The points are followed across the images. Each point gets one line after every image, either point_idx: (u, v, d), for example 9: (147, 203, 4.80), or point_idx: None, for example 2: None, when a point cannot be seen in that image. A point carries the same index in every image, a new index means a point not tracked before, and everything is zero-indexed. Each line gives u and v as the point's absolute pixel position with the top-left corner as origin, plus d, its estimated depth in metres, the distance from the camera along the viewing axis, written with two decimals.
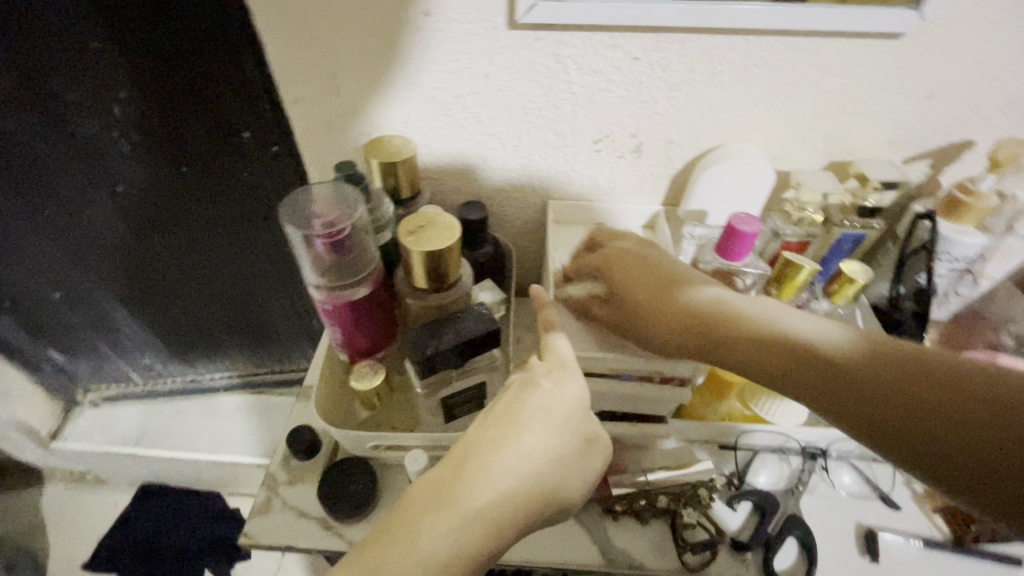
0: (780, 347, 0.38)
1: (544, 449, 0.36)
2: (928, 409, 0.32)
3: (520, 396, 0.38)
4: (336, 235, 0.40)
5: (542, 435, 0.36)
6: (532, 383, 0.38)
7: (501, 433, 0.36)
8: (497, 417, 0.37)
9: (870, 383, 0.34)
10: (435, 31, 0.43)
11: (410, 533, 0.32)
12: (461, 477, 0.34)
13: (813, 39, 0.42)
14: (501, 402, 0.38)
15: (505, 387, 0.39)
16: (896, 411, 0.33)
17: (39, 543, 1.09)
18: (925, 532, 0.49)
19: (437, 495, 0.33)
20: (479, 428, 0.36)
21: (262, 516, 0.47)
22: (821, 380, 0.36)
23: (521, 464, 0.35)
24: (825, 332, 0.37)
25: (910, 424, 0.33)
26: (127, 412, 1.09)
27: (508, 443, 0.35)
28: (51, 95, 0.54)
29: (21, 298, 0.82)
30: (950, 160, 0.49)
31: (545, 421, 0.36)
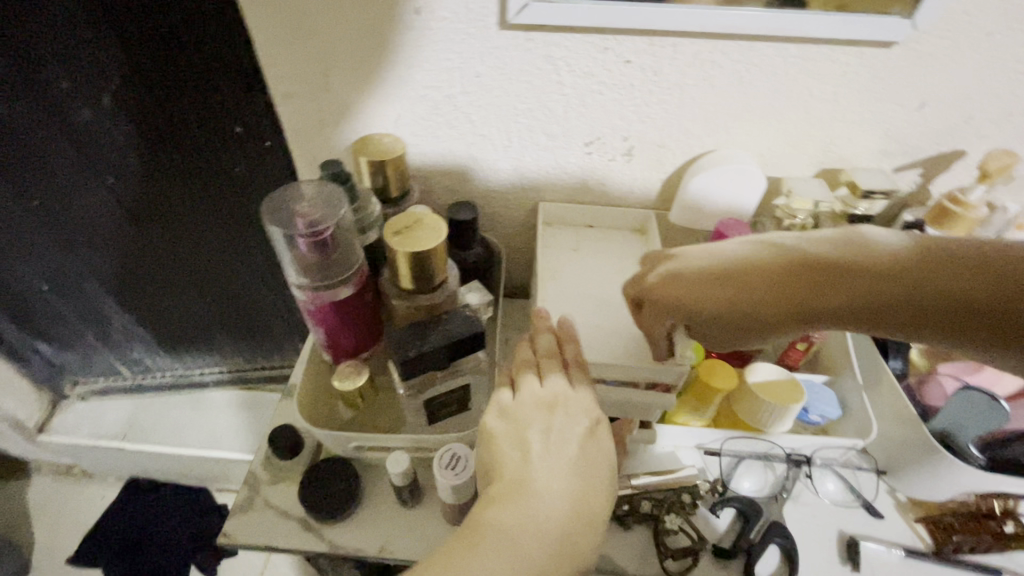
0: (815, 271, 0.35)
1: (596, 501, 0.36)
2: (984, 296, 0.31)
3: (573, 433, 0.38)
4: (319, 235, 0.39)
5: (594, 487, 0.37)
6: (583, 419, 0.39)
7: (562, 474, 0.36)
8: (550, 453, 0.37)
9: (916, 286, 0.33)
10: (426, 29, 0.42)
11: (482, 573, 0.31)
12: (519, 506, 0.34)
13: (806, 46, 0.42)
14: (558, 431, 0.38)
15: (552, 408, 0.39)
16: (946, 298, 0.32)
17: (23, 536, 1.08)
18: (908, 541, 0.49)
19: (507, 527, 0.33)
20: (535, 460, 0.36)
21: (243, 515, 0.46)
22: (878, 288, 0.34)
23: (579, 511, 0.35)
24: (870, 238, 0.35)
25: (945, 303, 0.32)
26: (116, 405, 1.08)
27: (567, 487, 0.36)
28: (40, 85, 0.54)
29: (9, 290, 0.81)
30: (941, 170, 0.50)
31: (594, 471, 0.37)
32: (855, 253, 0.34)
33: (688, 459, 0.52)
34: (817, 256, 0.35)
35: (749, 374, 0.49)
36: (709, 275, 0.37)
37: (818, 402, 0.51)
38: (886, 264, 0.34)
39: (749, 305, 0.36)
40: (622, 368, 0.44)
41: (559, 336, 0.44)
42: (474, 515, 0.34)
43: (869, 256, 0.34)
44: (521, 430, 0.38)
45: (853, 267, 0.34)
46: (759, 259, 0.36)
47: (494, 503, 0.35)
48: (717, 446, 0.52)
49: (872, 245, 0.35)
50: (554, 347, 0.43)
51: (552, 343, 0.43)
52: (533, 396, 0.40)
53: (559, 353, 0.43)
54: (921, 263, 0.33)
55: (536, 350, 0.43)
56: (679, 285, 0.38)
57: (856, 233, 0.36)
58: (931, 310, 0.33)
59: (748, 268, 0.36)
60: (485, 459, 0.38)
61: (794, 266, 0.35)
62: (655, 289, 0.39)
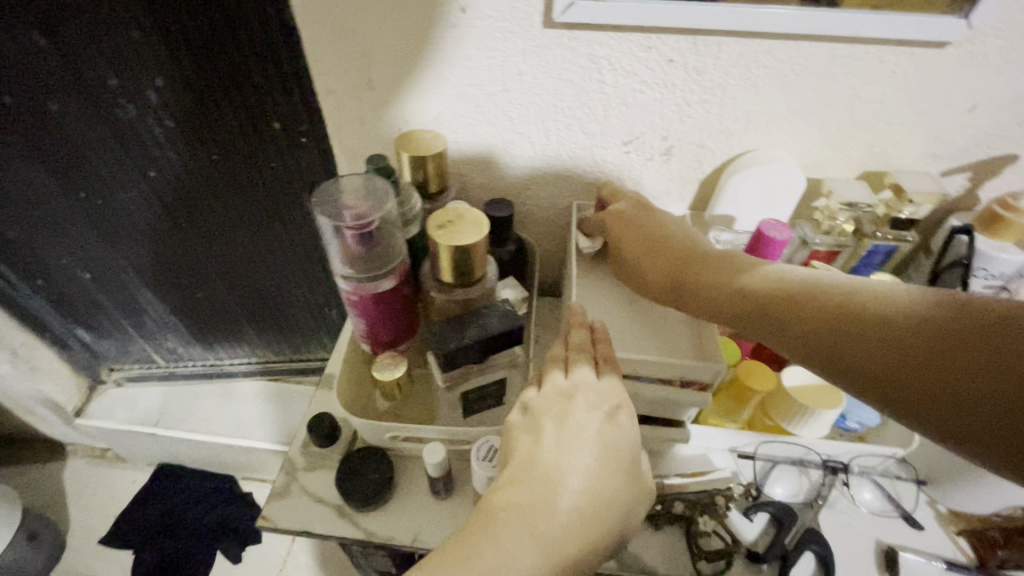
0: (760, 294, 0.38)
1: (613, 488, 0.35)
2: (880, 340, 0.32)
3: (590, 420, 0.37)
4: (365, 228, 0.40)
5: (611, 473, 0.36)
6: (601, 408, 0.38)
7: (572, 459, 0.35)
8: (568, 438, 0.36)
9: (851, 320, 0.33)
10: (470, 27, 0.43)
11: (488, 545, 0.32)
12: (537, 496, 0.34)
13: (854, 46, 0.41)
14: (573, 419, 0.37)
15: (570, 396, 0.39)
16: (944, 361, 0.30)
17: (58, 517, 1.12)
18: (949, 554, 0.48)
19: (526, 510, 0.33)
20: (554, 446, 0.36)
21: (280, 500, 0.48)
22: (893, 345, 0.32)
23: (592, 495, 0.35)
24: (881, 285, 0.34)
25: (862, 349, 0.33)
26: (149, 393, 1.12)
27: (579, 471, 0.35)
28: (93, 80, 0.56)
29: (54, 277, 0.84)
30: (991, 174, 0.48)
31: (611, 457, 0.36)
32: (859, 305, 0.33)
33: (721, 461, 0.51)
34: (800, 302, 0.36)
35: (786, 377, 0.49)
36: (670, 254, 0.44)
37: (858, 410, 0.50)
38: (901, 320, 0.32)
39: (679, 268, 0.43)
40: (658, 364, 0.43)
41: (594, 334, 0.43)
42: (486, 496, 0.35)
43: (871, 304, 0.33)
44: (536, 418, 0.38)
45: (859, 316, 0.33)
46: (745, 277, 0.39)
47: (507, 485, 0.35)
48: (751, 450, 0.51)
49: (879, 296, 0.33)
50: (588, 342, 0.43)
51: (585, 338, 0.43)
52: (555, 387, 0.40)
53: (591, 348, 0.42)
54: (876, 306, 0.33)
55: (571, 344, 0.43)
56: (634, 229, 0.47)
57: (868, 282, 0.35)
58: (838, 343, 0.33)
59: (711, 269, 0.41)
60: (504, 446, 0.39)
61: (771, 292, 0.37)
62: (614, 222, 0.48)
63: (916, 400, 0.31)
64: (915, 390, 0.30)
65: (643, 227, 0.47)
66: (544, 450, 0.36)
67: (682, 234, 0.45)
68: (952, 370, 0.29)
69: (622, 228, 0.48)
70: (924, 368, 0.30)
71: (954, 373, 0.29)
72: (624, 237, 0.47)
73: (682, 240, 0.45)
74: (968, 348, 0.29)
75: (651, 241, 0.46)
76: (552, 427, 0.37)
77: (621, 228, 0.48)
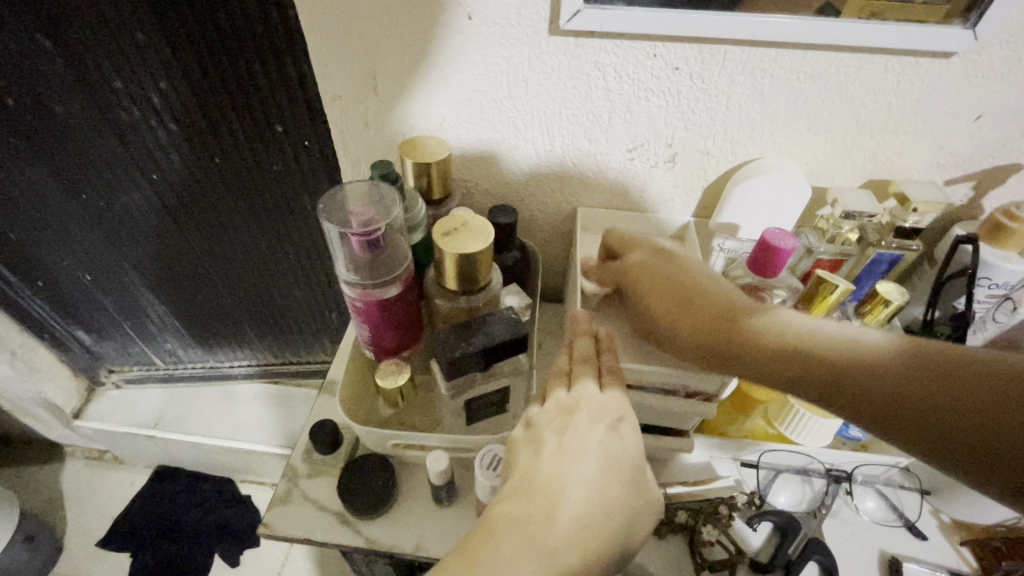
0: (771, 349, 0.37)
1: (615, 499, 0.35)
2: (902, 396, 0.33)
3: (591, 432, 0.37)
4: (371, 234, 0.40)
5: (612, 485, 0.35)
6: (602, 420, 0.38)
7: (573, 470, 0.35)
8: (569, 450, 0.36)
9: (868, 376, 0.34)
10: (476, 33, 0.43)
11: (488, 555, 0.31)
12: (537, 507, 0.34)
13: (860, 55, 0.41)
14: (574, 431, 0.37)
15: (572, 411, 0.39)
16: (930, 410, 0.32)
17: (56, 519, 1.11)
18: (953, 564, 0.47)
19: (527, 521, 0.33)
20: (554, 458, 0.36)
21: (282, 507, 0.47)
22: (882, 395, 0.33)
23: (593, 506, 0.34)
24: (865, 335, 0.35)
25: (885, 405, 0.33)
26: (148, 395, 1.11)
27: (579, 482, 0.35)
28: (97, 83, 0.56)
29: (54, 279, 0.84)
30: (996, 184, 0.48)
31: (612, 468, 0.36)
32: (850, 357, 0.35)
33: (723, 470, 0.51)
34: (813, 357, 0.36)
35: None
36: (678, 301, 0.41)
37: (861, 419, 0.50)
38: (905, 378, 0.33)
39: (694, 320, 0.40)
40: (661, 372, 0.43)
41: (598, 342, 0.43)
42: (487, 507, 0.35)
43: (861, 357, 0.34)
44: (537, 433, 0.38)
45: (851, 369, 0.34)
46: (754, 331, 0.38)
47: (507, 497, 0.35)
48: (754, 459, 0.52)
49: (866, 347, 0.35)
50: (592, 352, 0.42)
51: (589, 348, 0.43)
52: (557, 403, 0.40)
53: (595, 360, 0.42)
54: (888, 360, 0.34)
55: (574, 354, 0.43)
56: (629, 269, 0.45)
57: (852, 330, 0.36)
58: (860, 402, 0.34)
59: (718, 320, 0.39)
60: (507, 460, 0.39)
61: (781, 347, 0.37)
62: (631, 267, 0.45)
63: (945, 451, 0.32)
64: (943, 443, 0.32)
65: (647, 269, 0.44)
66: (544, 462, 0.36)
67: (688, 275, 0.43)
68: (978, 422, 0.31)
69: (638, 273, 0.45)
70: (950, 422, 0.31)
71: (980, 423, 0.31)
72: (641, 282, 0.44)
73: (687, 284, 0.42)
74: (983, 400, 0.31)
75: (665, 288, 0.43)
76: (552, 439, 0.37)
77: (636, 272, 0.45)
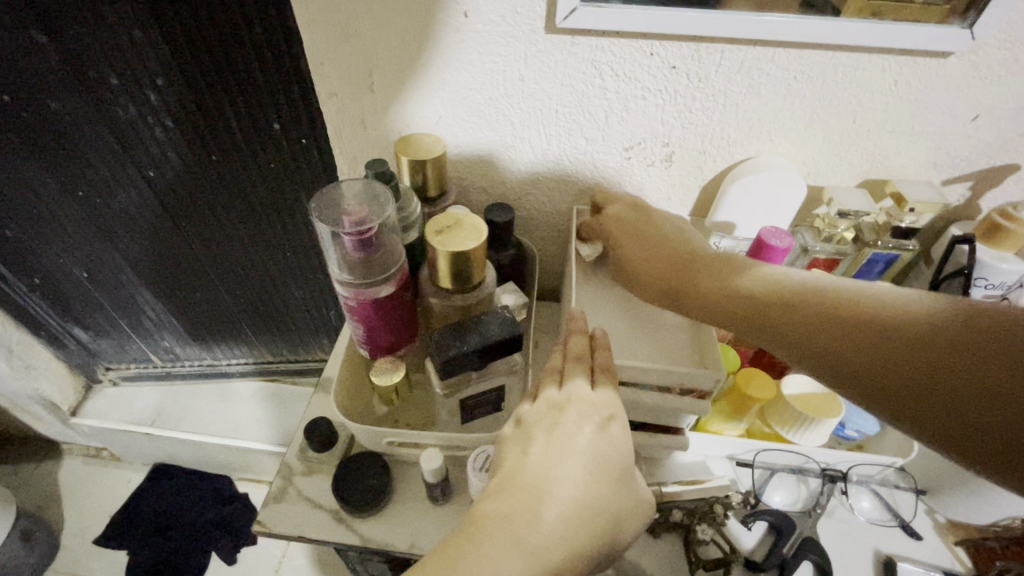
0: (756, 299, 0.37)
1: (603, 497, 0.35)
2: (886, 342, 0.31)
3: (579, 430, 0.37)
4: (365, 233, 0.40)
5: (600, 482, 0.35)
6: (591, 418, 0.38)
7: (561, 467, 0.35)
8: (556, 449, 0.36)
9: (855, 323, 0.33)
10: (472, 31, 0.43)
11: (472, 552, 0.31)
12: (523, 506, 0.34)
13: (857, 55, 0.41)
14: (563, 429, 0.37)
15: (562, 408, 0.39)
16: (942, 362, 0.29)
17: (53, 516, 1.11)
18: (947, 564, 0.47)
19: (512, 519, 0.33)
20: (542, 456, 0.36)
21: (276, 505, 0.47)
22: (894, 347, 0.31)
23: (580, 503, 0.34)
24: (889, 290, 0.34)
25: (868, 352, 0.32)
26: (145, 392, 1.11)
27: (567, 480, 0.35)
28: (92, 79, 0.56)
29: (51, 276, 0.84)
30: (993, 184, 0.48)
31: (601, 465, 0.36)
32: (869, 307, 0.33)
33: (719, 470, 0.51)
34: (799, 304, 0.35)
35: (786, 386, 0.49)
36: (665, 261, 0.44)
37: (857, 419, 0.50)
38: (894, 325, 0.32)
39: (676, 274, 0.42)
40: (656, 371, 0.43)
41: (594, 341, 0.43)
42: (474, 503, 0.34)
43: (880, 308, 0.33)
44: (527, 430, 0.38)
45: (867, 318, 0.33)
46: (742, 283, 0.39)
47: (495, 495, 0.35)
48: (749, 458, 0.52)
49: (888, 300, 0.33)
50: (587, 350, 0.42)
51: (584, 347, 0.43)
52: (548, 401, 0.40)
53: (589, 359, 0.42)
54: (883, 308, 0.33)
55: (569, 353, 0.43)
56: (642, 232, 0.46)
57: (876, 287, 0.34)
58: (840, 346, 0.33)
59: (709, 273, 0.41)
60: (497, 457, 0.39)
61: (767, 296, 0.37)
62: (610, 226, 0.48)
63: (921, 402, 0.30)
64: (922, 390, 0.30)
65: (638, 228, 0.46)
66: (532, 461, 0.36)
67: (682, 238, 0.45)
68: (962, 367, 0.29)
69: (619, 235, 0.47)
70: (931, 367, 0.30)
71: (964, 369, 0.29)
72: (620, 242, 0.47)
73: (679, 245, 0.44)
74: (979, 349, 0.29)
75: (645, 249, 0.45)
76: (541, 437, 0.37)
77: (617, 235, 0.47)
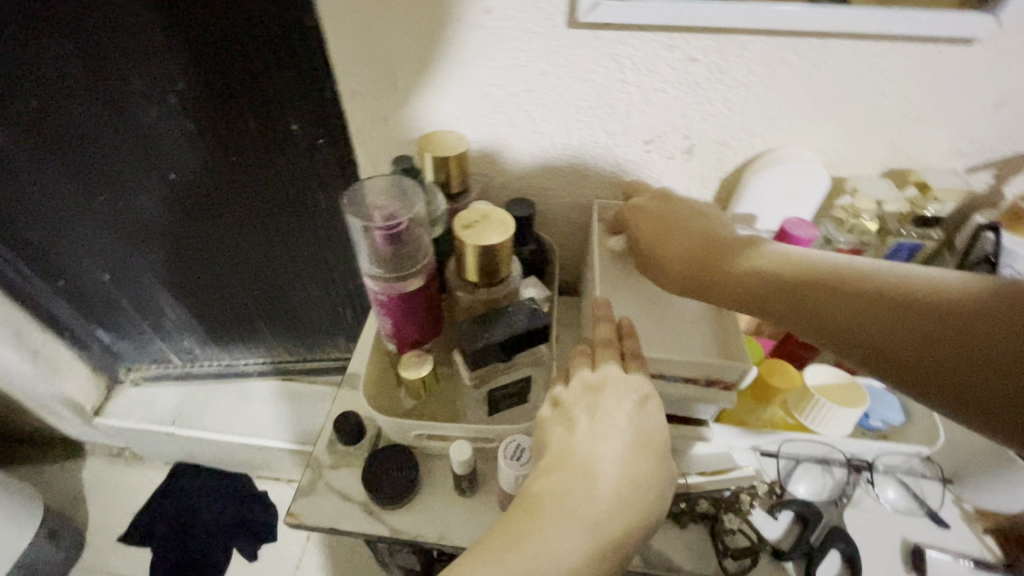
0: (772, 285, 0.38)
1: (646, 474, 0.36)
2: (898, 320, 0.33)
3: (619, 409, 0.38)
4: (395, 227, 0.41)
5: (644, 460, 0.37)
6: (629, 396, 0.39)
7: (605, 448, 0.36)
8: (599, 428, 0.37)
9: (868, 305, 0.35)
10: (495, 28, 0.43)
11: (530, 532, 0.33)
12: (575, 485, 0.35)
13: (880, 43, 0.41)
14: (603, 408, 0.38)
15: (599, 390, 0.40)
16: (948, 337, 0.32)
17: (79, 514, 1.13)
18: (976, 552, 0.47)
19: (565, 497, 0.35)
20: (586, 435, 0.37)
21: (307, 497, 0.48)
22: (921, 322, 0.33)
23: (628, 481, 0.35)
24: (927, 270, 0.35)
25: (884, 331, 0.34)
26: (166, 392, 1.13)
27: (612, 459, 0.36)
28: (117, 84, 0.57)
29: (75, 279, 0.85)
30: (1017, 171, 0.48)
31: (642, 442, 0.37)
32: (900, 286, 0.34)
33: (744, 460, 0.51)
34: (815, 290, 0.37)
35: (810, 374, 0.50)
36: (688, 245, 0.43)
37: (880, 407, 0.51)
38: (908, 304, 0.33)
39: (698, 260, 0.42)
40: (686, 360, 0.43)
41: (620, 328, 0.44)
42: (525, 486, 0.36)
43: (909, 287, 0.34)
44: (568, 411, 0.39)
45: (895, 295, 0.34)
46: (761, 266, 0.39)
47: (543, 475, 0.36)
48: (774, 449, 0.52)
49: (917, 280, 0.34)
50: (613, 335, 0.43)
51: (610, 331, 0.43)
52: (583, 381, 0.41)
53: (617, 343, 0.43)
54: (896, 289, 0.34)
55: (596, 337, 0.43)
56: (669, 226, 0.45)
57: (904, 266, 0.36)
58: (854, 324, 0.35)
59: (728, 257, 0.41)
60: (538, 438, 0.40)
61: (785, 279, 0.38)
62: (632, 216, 0.47)
63: (935, 374, 0.32)
64: (935, 364, 0.32)
65: (655, 216, 0.46)
66: (575, 438, 0.37)
67: (702, 223, 0.44)
68: (970, 346, 0.31)
69: (635, 218, 0.47)
70: (945, 344, 0.32)
71: (974, 345, 0.31)
72: (638, 230, 0.47)
73: (700, 231, 0.44)
74: (986, 327, 0.31)
75: (660, 232, 0.45)
76: (584, 417, 0.38)
77: (634, 218, 0.47)
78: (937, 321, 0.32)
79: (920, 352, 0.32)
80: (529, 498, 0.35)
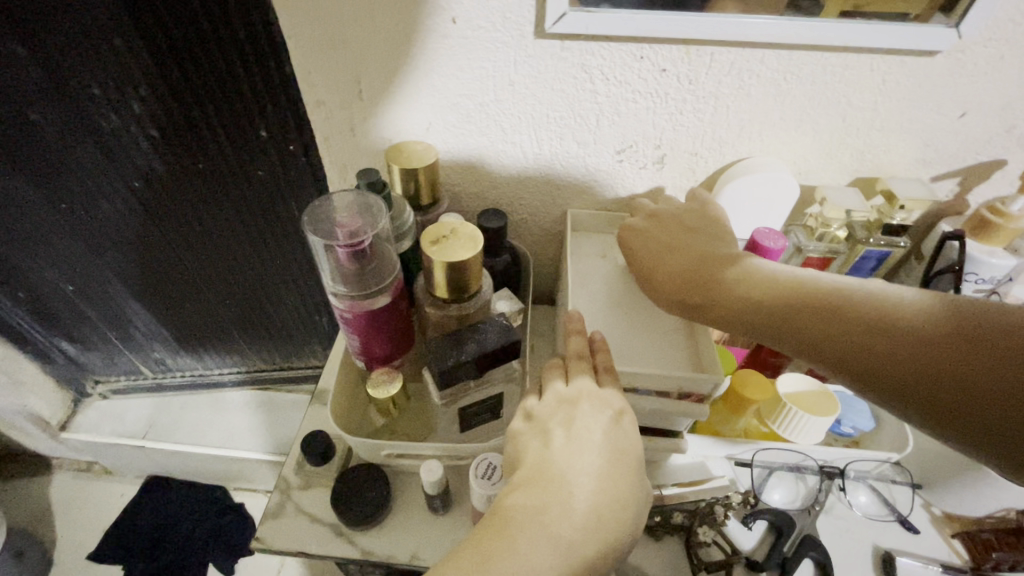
0: (760, 301, 0.38)
1: (622, 489, 0.36)
2: (883, 339, 0.33)
3: (595, 424, 0.38)
4: (357, 245, 0.40)
5: (620, 475, 0.36)
6: (606, 410, 0.38)
7: (582, 461, 0.36)
8: (575, 442, 0.37)
9: (853, 323, 0.35)
10: (462, 38, 0.42)
11: (503, 548, 0.32)
12: (551, 500, 0.34)
13: (846, 54, 0.41)
14: (580, 423, 0.38)
15: (575, 403, 0.39)
16: (931, 357, 0.32)
17: (45, 533, 1.09)
18: (944, 557, 0.48)
19: (540, 513, 0.34)
20: (562, 449, 0.37)
21: (275, 520, 0.47)
22: (911, 343, 0.33)
23: (604, 496, 0.35)
24: (910, 292, 0.35)
25: (869, 349, 0.34)
26: (136, 404, 1.10)
27: (588, 474, 0.35)
28: (72, 91, 0.55)
29: (35, 291, 0.82)
30: (980, 179, 0.48)
31: (617, 457, 0.37)
32: (884, 306, 0.34)
33: (719, 470, 0.52)
34: (802, 307, 0.36)
35: (781, 384, 0.49)
36: (680, 259, 0.43)
37: (852, 415, 0.52)
38: (891, 324, 0.34)
39: (690, 275, 0.42)
40: (656, 375, 0.42)
41: (593, 342, 0.43)
42: (499, 499, 0.35)
43: (894, 307, 0.34)
44: (542, 424, 0.39)
45: (875, 315, 0.34)
46: (751, 282, 0.39)
47: (518, 489, 0.35)
48: (748, 458, 0.52)
49: (901, 301, 0.34)
50: (586, 349, 0.43)
51: (583, 346, 0.43)
52: (556, 395, 0.40)
53: (589, 357, 0.42)
54: (881, 309, 0.34)
55: (569, 352, 0.43)
56: (659, 244, 0.45)
57: (881, 285, 0.36)
58: (839, 341, 0.35)
59: (718, 273, 0.41)
60: (511, 453, 0.39)
61: (774, 296, 0.38)
62: (627, 232, 0.47)
63: (918, 391, 0.32)
64: (918, 382, 0.32)
65: (648, 231, 0.46)
66: (552, 451, 0.37)
67: (692, 239, 0.44)
68: (952, 366, 0.31)
69: (631, 233, 0.47)
70: (927, 363, 0.32)
71: (955, 364, 0.31)
72: (633, 245, 0.46)
73: (690, 246, 0.44)
74: (967, 347, 0.31)
75: (655, 247, 0.45)
76: (560, 431, 0.38)
77: (631, 233, 0.47)
78: (920, 341, 0.32)
79: (904, 370, 0.32)
80: (503, 515, 0.34)
